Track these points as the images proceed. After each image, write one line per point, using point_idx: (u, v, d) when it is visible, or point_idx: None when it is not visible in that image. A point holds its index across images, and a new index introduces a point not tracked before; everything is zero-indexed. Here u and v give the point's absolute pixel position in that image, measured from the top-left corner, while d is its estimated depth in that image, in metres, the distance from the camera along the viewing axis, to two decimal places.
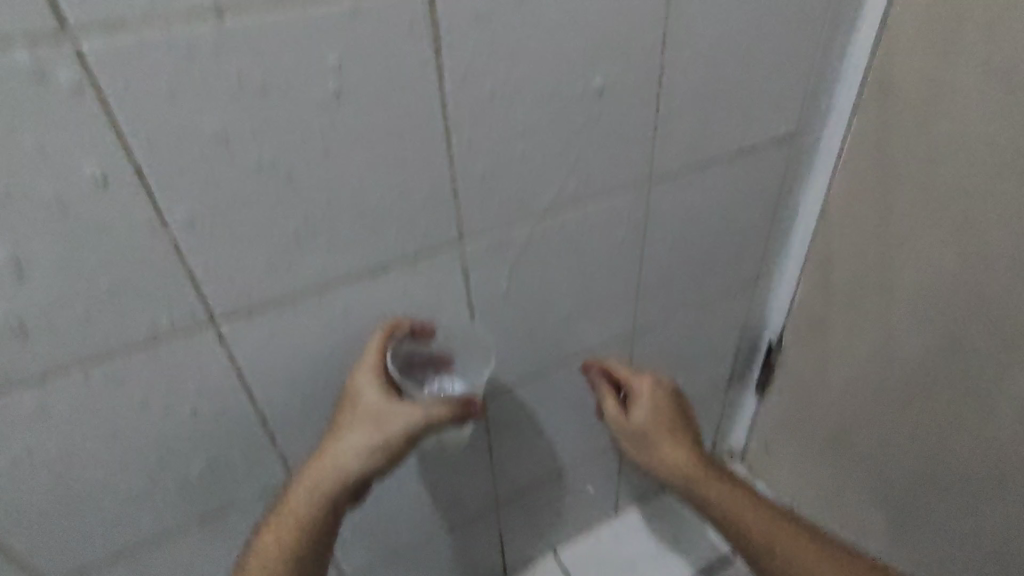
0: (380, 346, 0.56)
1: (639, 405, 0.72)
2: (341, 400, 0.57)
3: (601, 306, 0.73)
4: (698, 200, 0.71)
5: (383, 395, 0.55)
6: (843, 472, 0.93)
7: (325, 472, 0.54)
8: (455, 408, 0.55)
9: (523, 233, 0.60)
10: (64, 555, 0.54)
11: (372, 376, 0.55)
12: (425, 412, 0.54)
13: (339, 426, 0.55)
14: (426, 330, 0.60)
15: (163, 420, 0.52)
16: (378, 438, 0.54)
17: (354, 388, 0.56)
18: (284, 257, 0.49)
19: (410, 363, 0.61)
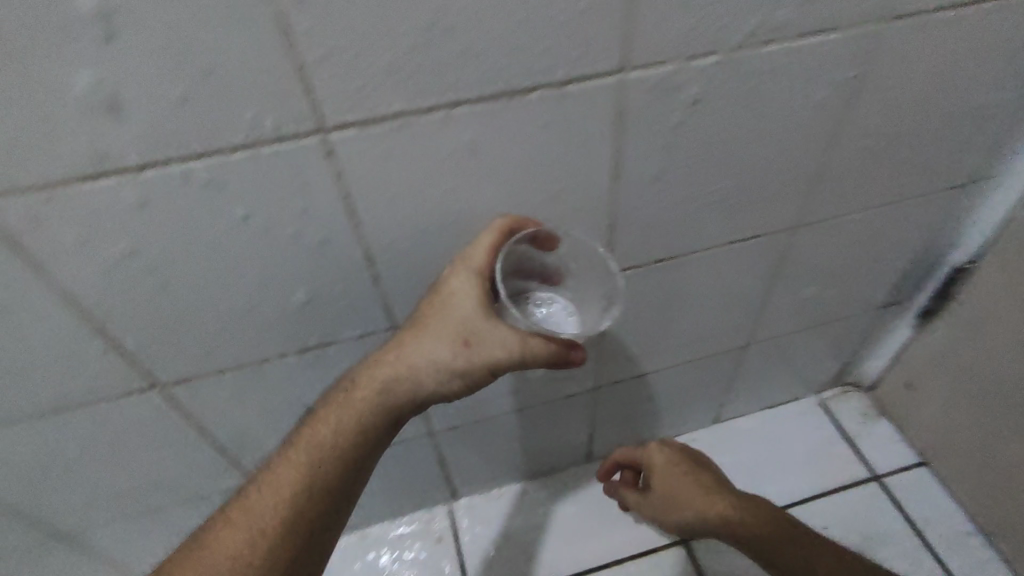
0: (490, 244, 0.48)
1: (656, 473, 0.74)
2: (433, 294, 0.50)
3: (769, 185, 0.59)
4: (937, 56, 0.52)
5: (479, 307, 0.47)
6: (1007, 438, 0.78)
7: (398, 372, 0.49)
8: (556, 346, 0.45)
9: (703, 70, 0.46)
10: (171, 358, 0.53)
11: (473, 279, 0.48)
12: (519, 341, 0.45)
13: (421, 326, 0.49)
14: (549, 238, 0.49)
15: (266, 239, 0.47)
16: (460, 356, 0.47)
17: (450, 286, 0.49)
18: (410, 57, 0.39)
19: (519, 270, 0.51)
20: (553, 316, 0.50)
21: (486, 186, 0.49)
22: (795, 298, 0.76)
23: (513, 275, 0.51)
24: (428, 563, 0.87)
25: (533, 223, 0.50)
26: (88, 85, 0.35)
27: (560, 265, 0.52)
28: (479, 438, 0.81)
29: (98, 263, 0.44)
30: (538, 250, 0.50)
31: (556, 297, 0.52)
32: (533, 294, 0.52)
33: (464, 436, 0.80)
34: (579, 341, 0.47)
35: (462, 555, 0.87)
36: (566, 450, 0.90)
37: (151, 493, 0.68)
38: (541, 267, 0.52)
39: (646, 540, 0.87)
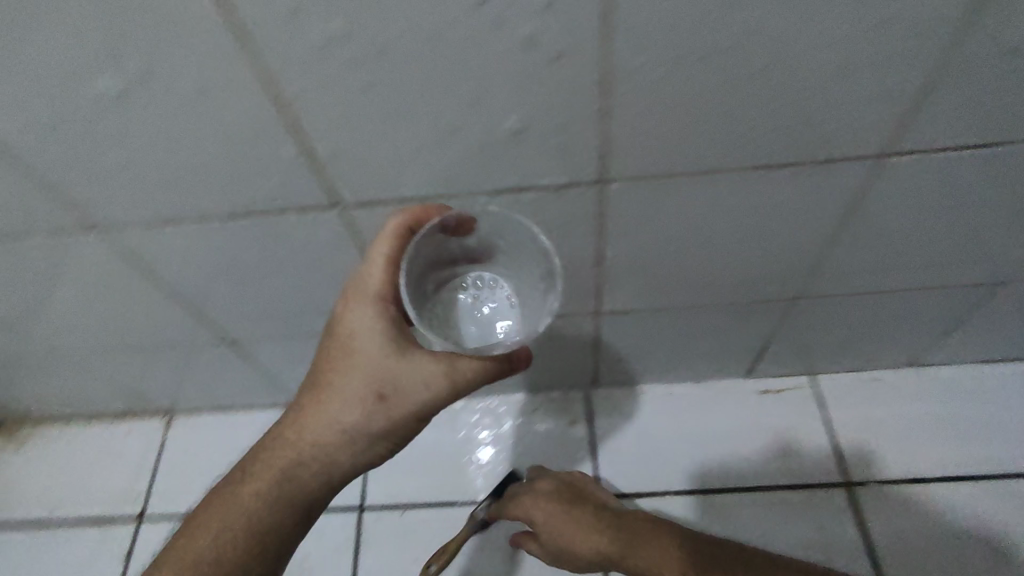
0: (388, 268, 0.46)
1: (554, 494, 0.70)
2: (331, 341, 0.48)
3: None
4: None
5: (387, 348, 0.46)
6: None
7: (315, 435, 0.48)
8: (489, 364, 0.44)
9: None
10: (360, 180, 0.48)
11: (374, 312, 0.46)
12: (446, 369, 0.44)
13: (327, 385, 0.48)
14: (458, 224, 0.43)
15: (496, 37, 0.38)
16: (383, 407, 0.47)
17: (350, 325, 0.47)
18: None
19: (435, 261, 0.44)
20: (490, 312, 0.43)
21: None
22: None
23: (434, 269, 0.44)
24: (557, 441, 0.83)
25: (432, 209, 0.46)
26: None
27: (483, 247, 0.44)
28: (642, 331, 0.73)
29: (308, 43, 0.38)
30: (450, 240, 0.43)
31: (496, 282, 0.44)
32: (463, 276, 0.44)
33: (626, 327, 0.72)
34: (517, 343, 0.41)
35: (595, 443, 0.82)
36: (726, 362, 0.81)
37: (310, 321, 0.68)
38: (461, 251, 0.44)
39: (804, 474, 0.78)
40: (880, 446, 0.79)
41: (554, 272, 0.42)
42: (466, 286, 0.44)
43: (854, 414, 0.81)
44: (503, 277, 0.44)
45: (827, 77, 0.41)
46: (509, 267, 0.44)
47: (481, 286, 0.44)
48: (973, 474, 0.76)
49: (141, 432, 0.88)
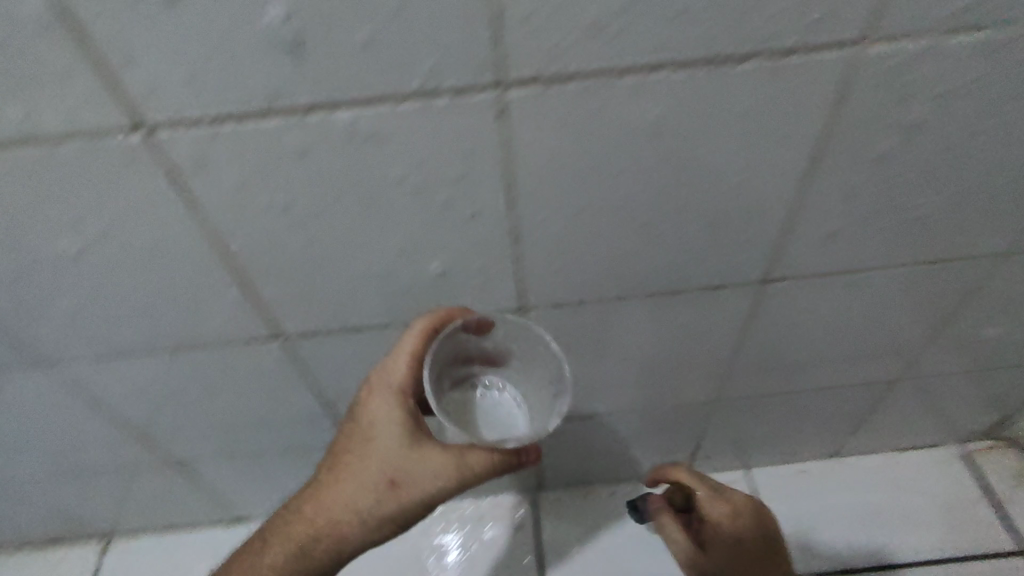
0: (409, 361, 0.47)
1: (724, 539, 0.58)
2: (351, 427, 0.48)
3: (991, 210, 0.48)
4: None
5: (399, 437, 0.45)
6: None
7: (328, 511, 0.47)
8: (498, 456, 0.42)
9: (958, 52, 0.37)
10: (300, 313, 0.52)
11: (395, 402, 0.46)
12: (451, 461, 0.43)
13: (341, 466, 0.47)
14: (480, 327, 0.45)
15: (416, 203, 0.43)
16: (389, 496, 0.45)
17: (370, 413, 0.47)
18: (620, 18, 0.33)
19: (456, 359, 0.46)
20: (502, 411, 0.45)
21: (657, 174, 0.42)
22: (969, 337, 0.66)
23: (452, 366, 0.46)
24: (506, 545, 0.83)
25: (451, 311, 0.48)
26: (278, 22, 0.32)
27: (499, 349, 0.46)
28: (579, 436, 0.76)
29: (250, 209, 0.43)
30: (471, 338, 0.45)
31: (507, 381, 0.46)
32: (478, 377, 0.46)
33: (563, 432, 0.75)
34: (528, 440, 0.42)
35: (543, 548, 0.83)
36: (665, 460, 0.84)
37: (254, 438, 0.69)
38: (479, 351, 0.46)
39: None
40: (814, 539, 0.82)
41: (563, 378, 0.44)
42: (480, 386, 0.46)
43: (787, 504, 0.85)
44: (514, 378, 0.46)
45: (707, 227, 0.47)
46: (521, 370, 0.46)
47: (492, 387, 0.46)
48: (898, 562, 0.80)
49: (78, 557, 0.85)
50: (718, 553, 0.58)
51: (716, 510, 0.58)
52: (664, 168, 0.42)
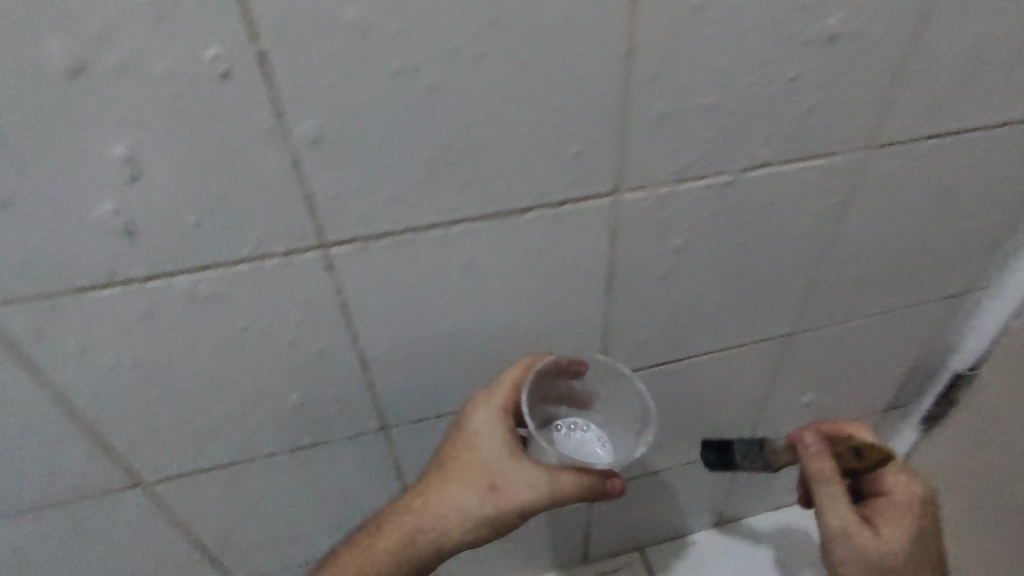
0: (511, 385, 0.50)
1: (892, 521, 0.58)
2: (454, 437, 0.52)
3: (767, 303, 0.59)
4: (929, 177, 0.53)
5: (502, 449, 0.49)
6: None
7: (427, 510, 0.51)
8: (590, 480, 0.47)
9: (693, 194, 0.47)
10: (160, 459, 0.53)
11: (499, 417, 0.50)
12: (547, 478, 0.47)
13: (444, 470, 0.51)
14: (575, 368, 0.52)
15: (263, 347, 0.47)
16: (489, 499, 0.49)
17: (473, 425, 0.51)
18: (415, 192, 0.41)
19: (545, 396, 0.52)
20: (585, 445, 0.51)
21: (480, 299, 0.49)
22: (796, 405, 0.75)
23: (543, 404, 0.52)
24: None
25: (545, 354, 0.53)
26: (108, 214, 0.37)
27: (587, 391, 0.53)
28: None
29: (96, 369, 0.45)
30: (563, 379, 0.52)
31: (587, 422, 0.52)
32: (563, 417, 0.52)
33: None
34: (614, 469, 0.49)
35: None
36: (561, 552, 0.87)
37: None
38: (567, 392, 0.53)
39: None
40: None
41: (647, 414, 0.51)
42: (564, 426, 0.52)
43: None
44: (593, 419, 0.53)
45: (536, 338, 0.54)
46: (603, 413, 0.53)
47: (574, 428, 0.52)
48: None
49: None
50: (891, 532, 0.58)
51: (901, 482, 0.60)
52: (485, 295, 0.49)
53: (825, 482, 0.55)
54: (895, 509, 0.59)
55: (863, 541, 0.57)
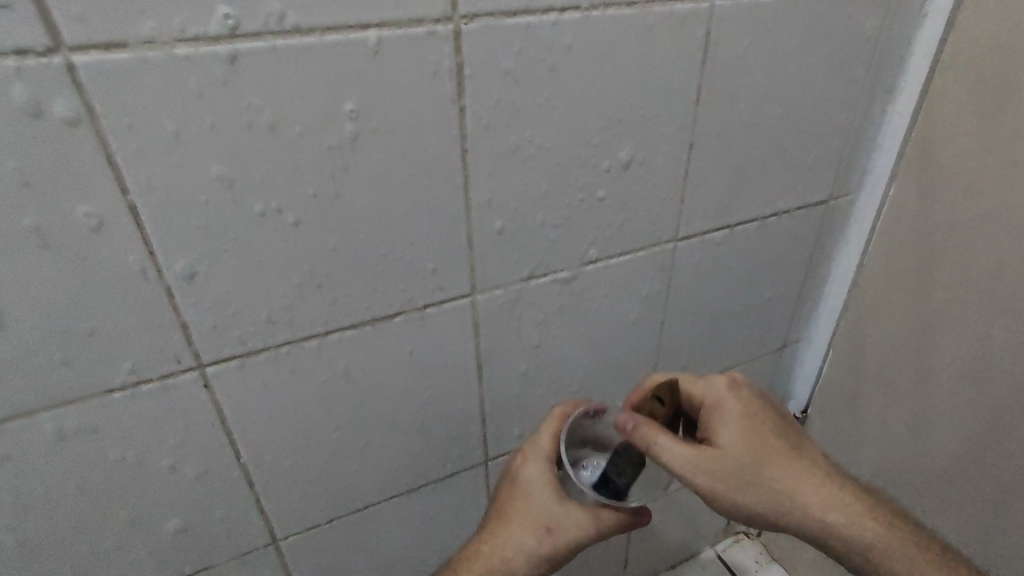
0: (553, 433, 0.54)
1: (726, 423, 0.52)
2: (509, 486, 0.54)
3: (622, 372, 0.67)
4: (728, 259, 0.66)
5: (554, 495, 0.51)
6: None
7: (490, 560, 0.52)
8: (623, 514, 0.51)
9: (538, 287, 0.55)
10: None
11: (546, 465, 0.53)
12: (593, 515, 0.50)
13: (503, 520, 0.53)
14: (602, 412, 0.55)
15: (138, 475, 0.47)
16: (547, 542, 0.51)
17: (524, 475, 0.53)
18: (287, 310, 0.46)
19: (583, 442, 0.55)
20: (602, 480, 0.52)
21: (360, 400, 0.53)
22: None
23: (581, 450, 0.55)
24: None
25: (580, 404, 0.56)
26: None
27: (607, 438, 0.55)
28: None
29: None
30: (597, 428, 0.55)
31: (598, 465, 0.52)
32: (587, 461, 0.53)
33: None
34: (642, 504, 0.53)
35: None
36: None
37: None
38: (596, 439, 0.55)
39: None
40: None
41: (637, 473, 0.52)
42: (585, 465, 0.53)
43: None
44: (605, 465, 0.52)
45: (418, 430, 0.58)
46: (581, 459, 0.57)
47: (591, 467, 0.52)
48: None
49: None
50: (734, 437, 0.52)
51: (702, 392, 0.55)
52: (364, 395, 0.53)
53: (635, 432, 0.49)
54: (738, 427, 0.52)
55: (710, 463, 0.50)
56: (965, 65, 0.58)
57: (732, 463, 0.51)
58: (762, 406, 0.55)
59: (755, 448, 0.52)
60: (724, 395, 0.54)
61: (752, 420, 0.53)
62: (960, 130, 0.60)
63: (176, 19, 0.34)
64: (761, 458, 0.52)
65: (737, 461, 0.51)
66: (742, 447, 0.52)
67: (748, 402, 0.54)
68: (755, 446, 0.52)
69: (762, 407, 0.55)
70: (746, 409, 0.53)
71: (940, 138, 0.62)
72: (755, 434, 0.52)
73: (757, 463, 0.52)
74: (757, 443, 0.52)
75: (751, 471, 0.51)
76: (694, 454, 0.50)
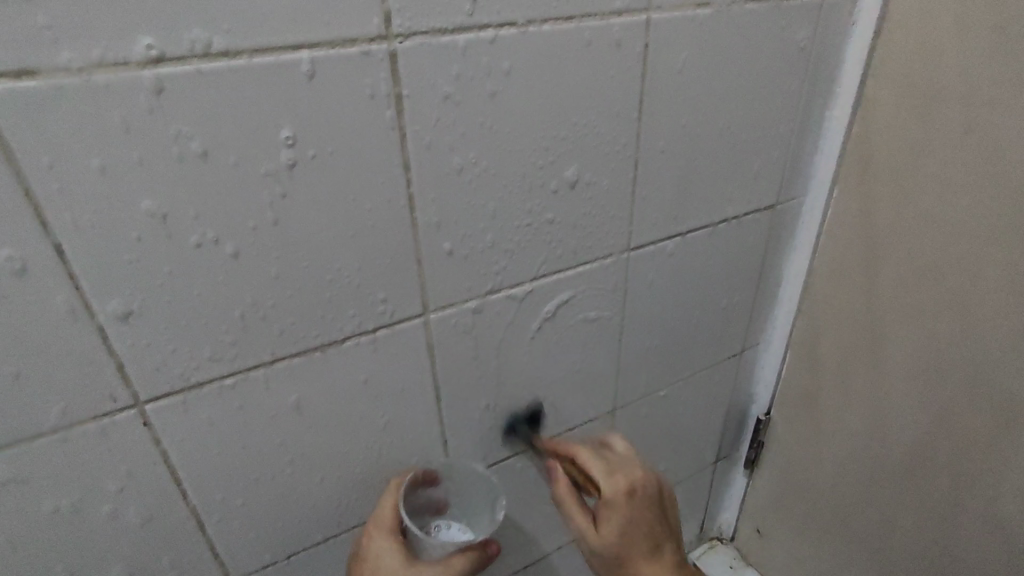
0: (392, 502, 0.55)
1: (607, 514, 0.55)
2: (359, 565, 0.53)
3: (583, 385, 0.67)
4: (682, 268, 0.66)
5: (402, 561, 0.52)
6: (843, 546, 0.85)
7: None
8: (473, 554, 0.53)
9: (492, 305, 0.55)
10: None
11: (391, 536, 0.53)
12: (445, 566, 0.52)
13: None
14: (430, 476, 0.59)
15: (76, 526, 0.45)
16: None
17: (372, 551, 0.53)
18: (230, 343, 0.44)
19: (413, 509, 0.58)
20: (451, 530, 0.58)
21: (313, 431, 0.51)
22: None
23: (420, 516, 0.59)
24: None
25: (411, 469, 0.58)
26: None
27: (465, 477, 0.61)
28: None
29: None
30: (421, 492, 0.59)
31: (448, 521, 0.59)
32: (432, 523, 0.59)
33: None
34: (490, 536, 0.55)
35: None
36: None
37: None
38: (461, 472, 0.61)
39: None
40: None
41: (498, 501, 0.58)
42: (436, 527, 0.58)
43: None
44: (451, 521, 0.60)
45: (376, 457, 0.56)
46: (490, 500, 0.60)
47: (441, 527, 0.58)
48: None
49: None
50: (609, 532, 0.55)
51: (605, 485, 0.55)
52: (317, 426, 0.51)
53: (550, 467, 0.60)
54: (606, 530, 0.55)
55: (607, 547, 0.55)
56: (895, 71, 0.61)
57: (601, 546, 0.55)
58: (634, 512, 0.55)
59: (603, 550, 0.55)
60: (604, 495, 0.55)
61: (613, 509, 0.54)
62: (895, 133, 0.62)
63: (95, 50, 0.33)
64: (614, 544, 0.54)
65: (615, 540, 0.54)
66: (582, 531, 0.55)
67: (610, 505, 0.54)
68: (609, 535, 0.55)
69: (621, 505, 0.54)
70: (608, 501, 0.54)
71: (876, 141, 0.64)
72: (612, 527, 0.54)
73: (615, 546, 0.55)
74: (611, 533, 0.54)
75: (600, 545, 0.55)
76: (584, 532, 0.55)
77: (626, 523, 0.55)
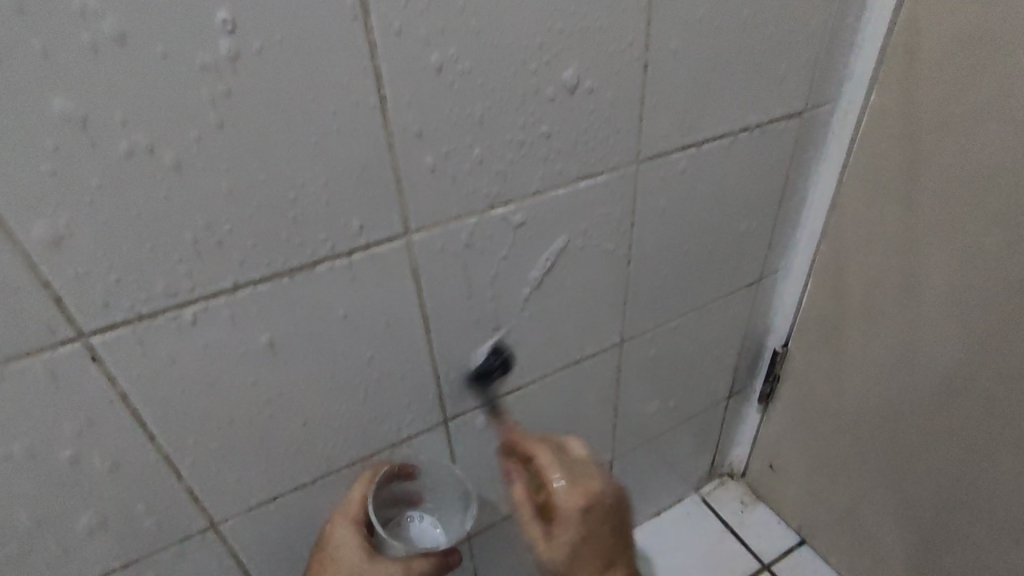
0: (362, 494, 0.55)
1: (565, 522, 0.51)
2: (320, 550, 0.54)
3: (588, 317, 0.62)
4: (696, 188, 0.60)
5: (363, 555, 0.53)
6: (860, 478, 0.83)
7: None
8: (434, 558, 0.54)
9: (485, 228, 0.49)
10: None
11: (355, 527, 0.54)
12: (404, 565, 0.52)
13: None
14: (408, 470, 0.58)
15: (34, 474, 0.41)
16: None
17: (333, 540, 0.54)
18: (182, 270, 0.39)
19: (384, 498, 0.59)
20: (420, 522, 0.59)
21: (290, 370, 0.47)
22: (647, 412, 0.78)
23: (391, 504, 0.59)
24: None
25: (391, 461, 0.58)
26: None
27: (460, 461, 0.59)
28: None
29: None
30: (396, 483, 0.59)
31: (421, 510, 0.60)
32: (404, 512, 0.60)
33: None
34: (453, 546, 0.55)
35: None
36: None
37: None
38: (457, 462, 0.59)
39: None
40: None
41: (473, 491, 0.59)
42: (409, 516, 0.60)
43: None
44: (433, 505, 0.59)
45: (363, 399, 0.52)
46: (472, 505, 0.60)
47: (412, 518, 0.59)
48: None
49: None
50: (564, 535, 0.51)
51: (560, 491, 0.51)
52: (294, 364, 0.47)
53: (564, 493, 0.51)
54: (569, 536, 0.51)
55: (582, 556, 0.52)
56: None
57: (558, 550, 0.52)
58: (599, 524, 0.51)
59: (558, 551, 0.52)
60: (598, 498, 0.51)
61: (585, 517, 0.51)
62: (947, 19, 0.53)
63: None
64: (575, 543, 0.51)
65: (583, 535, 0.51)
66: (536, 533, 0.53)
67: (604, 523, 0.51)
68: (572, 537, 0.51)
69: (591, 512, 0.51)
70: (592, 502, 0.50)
71: (925, 32, 0.56)
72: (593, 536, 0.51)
73: (574, 549, 0.51)
74: (580, 531, 0.51)
75: (558, 542, 0.51)
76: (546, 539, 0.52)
77: (597, 535, 0.51)
